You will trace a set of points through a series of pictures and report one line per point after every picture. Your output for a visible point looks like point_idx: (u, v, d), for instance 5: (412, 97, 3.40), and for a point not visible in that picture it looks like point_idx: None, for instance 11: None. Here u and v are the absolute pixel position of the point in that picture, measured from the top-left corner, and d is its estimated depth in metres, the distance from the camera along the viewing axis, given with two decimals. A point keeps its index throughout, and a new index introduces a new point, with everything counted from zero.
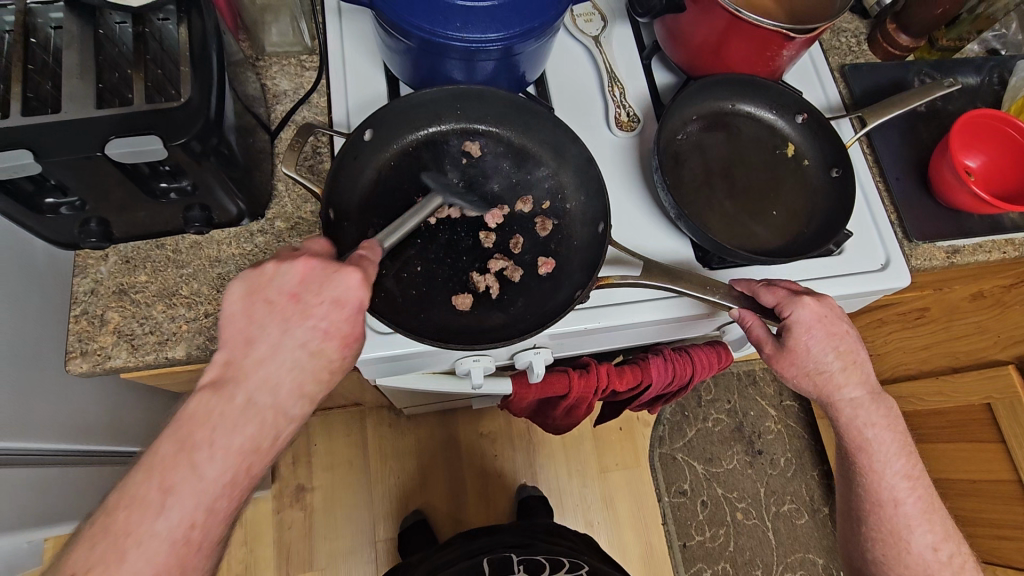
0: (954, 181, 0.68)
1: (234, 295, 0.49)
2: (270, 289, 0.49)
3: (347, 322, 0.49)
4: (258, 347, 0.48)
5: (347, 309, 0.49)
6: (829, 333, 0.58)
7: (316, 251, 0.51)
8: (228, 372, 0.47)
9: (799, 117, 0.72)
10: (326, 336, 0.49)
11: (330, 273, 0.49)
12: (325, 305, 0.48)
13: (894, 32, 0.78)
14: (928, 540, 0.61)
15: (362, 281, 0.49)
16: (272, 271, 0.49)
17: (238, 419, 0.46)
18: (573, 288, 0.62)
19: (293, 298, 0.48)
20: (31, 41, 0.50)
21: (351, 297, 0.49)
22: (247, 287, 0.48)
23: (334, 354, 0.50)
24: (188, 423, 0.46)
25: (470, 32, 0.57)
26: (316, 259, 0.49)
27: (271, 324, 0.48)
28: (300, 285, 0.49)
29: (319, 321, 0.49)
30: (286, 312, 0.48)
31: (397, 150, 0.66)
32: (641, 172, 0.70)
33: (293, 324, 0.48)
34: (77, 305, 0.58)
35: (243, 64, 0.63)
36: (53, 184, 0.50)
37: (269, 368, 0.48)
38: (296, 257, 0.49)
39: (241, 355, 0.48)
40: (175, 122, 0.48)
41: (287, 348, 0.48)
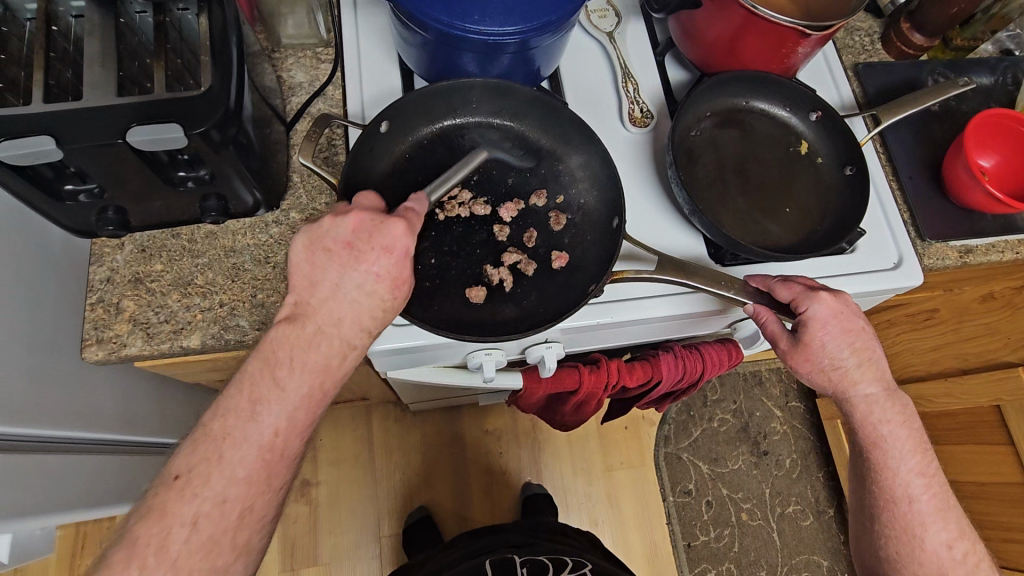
0: (968, 180, 0.68)
1: (296, 246, 0.52)
2: (327, 238, 0.52)
3: (398, 267, 0.52)
4: (320, 288, 0.52)
5: (396, 257, 0.52)
6: (844, 329, 0.58)
7: (367, 205, 0.54)
8: (298, 309, 0.52)
9: (813, 114, 0.72)
10: (379, 280, 0.52)
11: (380, 223, 0.52)
12: (376, 252, 0.51)
13: (907, 31, 0.78)
14: (942, 538, 0.61)
15: (407, 231, 0.52)
16: (328, 224, 0.52)
17: (310, 343, 0.51)
18: (586, 282, 0.62)
19: (348, 245, 0.52)
20: (53, 29, 0.50)
21: (399, 244, 0.52)
22: (307, 238, 0.51)
23: (387, 296, 0.52)
24: (268, 348, 0.51)
25: (487, 25, 0.57)
26: (366, 212, 0.52)
27: (330, 268, 0.52)
28: (353, 234, 0.52)
29: (371, 266, 0.51)
30: (342, 258, 0.52)
31: (411, 142, 0.66)
32: (654, 168, 0.70)
33: (348, 269, 0.51)
34: (93, 293, 0.59)
35: (260, 55, 0.63)
36: (73, 171, 0.50)
37: (331, 305, 0.52)
38: (348, 210, 0.52)
39: (308, 296, 0.52)
40: (195, 111, 0.48)
41: (347, 290, 0.52)
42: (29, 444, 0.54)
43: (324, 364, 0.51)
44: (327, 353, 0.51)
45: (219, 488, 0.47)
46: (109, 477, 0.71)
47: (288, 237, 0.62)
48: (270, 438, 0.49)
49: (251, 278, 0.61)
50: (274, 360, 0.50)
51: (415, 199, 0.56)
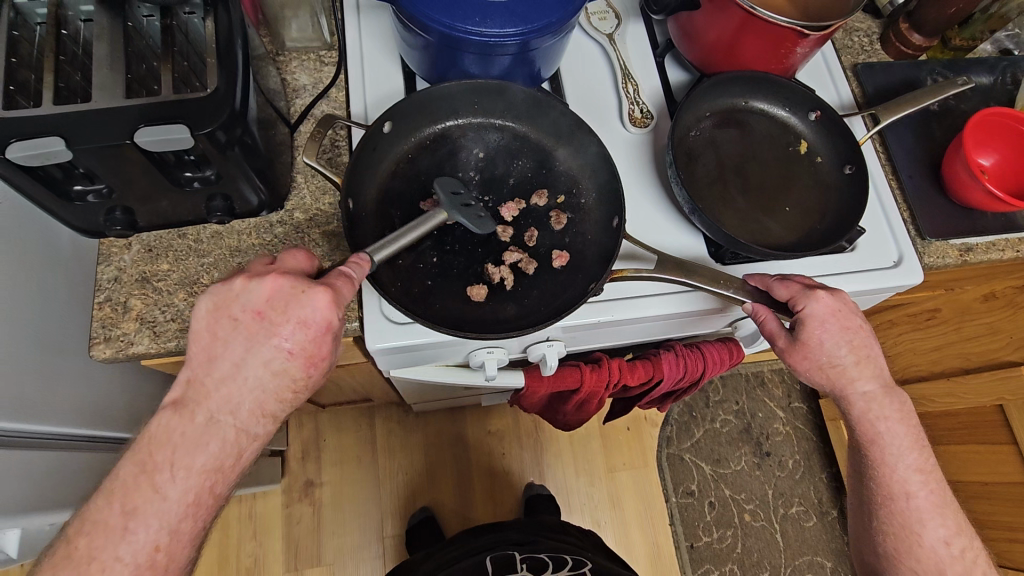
0: (968, 179, 0.68)
1: (201, 312, 0.49)
2: (236, 306, 0.49)
3: (314, 342, 0.49)
4: (220, 365, 0.48)
5: (314, 330, 0.49)
6: (842, 327, 0.58)
7: (291, 268, 0.51)
8: (191, 390, 0.49)
9: (812, 114, 0.72)
10: (291, 355, 0.49)
11: (300, 291, 0.48)
12: (291, 325, 0.48)
13: (906, 31, 0.79)
14: (940, 535, 0.61)
15: (330, 303, 0.48)
16: (240, 288, 0.49)
17: (199, 439, 0.47)
18: (587, 281, 0.63)
19: (258, 316, 0.48)
20: (63, 33, 0.51)
21: (317, 318, 0.48)
22: (212, 303, 0.48)
23: (299, 373, 0.50)
24: (150, 445, 0.47)
25: (488, 27, 0.58)
26: (285, 278, 0.49)
27: (236, 341, 0.49)
28: (266, 303, 0.49)
29: (284, 341, 0.48)
30: (251, 330, 0.49)
31: (414, 143, 0.67)
32: (654, 168, 0.71)
33: (257, 343, 0.48)
34: (100, 292, 0.60)
35: (264, 58, 0.64)
36: (81, 171, 0.51)
37: (230, 387, 0.48)
38: (266, 275, 0.49)
39: (203, 374, 0.49)
40: (201, 111, 0.49)
41: (250, 368, 0.48)
42: (40, 440, 0.56)
43: (218, 458, 0.48)
44: (219, 449, 0.48)
45: (135, 554, 0.45)
46: None
47: (293, 237, 0.63)
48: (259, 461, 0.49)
49: None
50: (156, 460, 0.47)
51: (353, 263, 0.51)
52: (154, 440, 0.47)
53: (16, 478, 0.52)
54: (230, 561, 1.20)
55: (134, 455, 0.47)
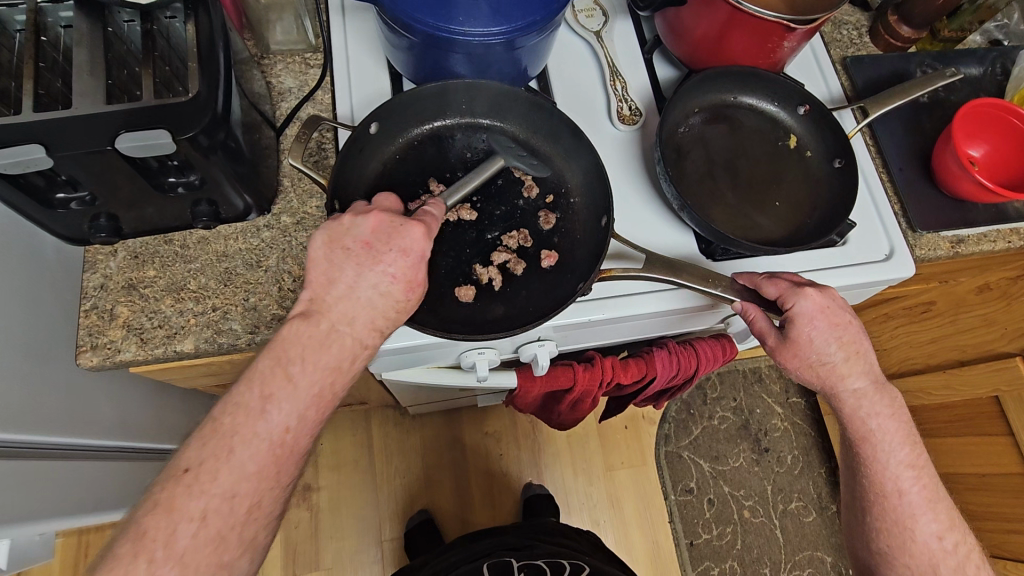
0: (957, 169, 0.68)
1: (315, 244, 0.52)
2: (347, 236, 0.52)
3: (413, 269, 0.53)
4: (336, 288, 0.51)
5: (413, 259, 0.52)
6: (831, 323, 0.57)
7: (386, 207, 0.56)
8: (314, 306, 0.51)
9: (801, 108, 0.72)
10: (395, 280, 0.52)
11: (399, 225, 0.53)
12: (395, 252, 0.52)
13: (894, 23, 0.78)
14: (933, 530, 0.61)
15: (425, 234, 0.53)
16: (349, 222, 0.53)
17: (326, 339, 0.50)
18: (577, 280, 0.62)
19: (367, 245, 0.52)
20: (42, 39, 0.51)
21: (416, 247, 0.53)
22: (326, 235, 0.52)
23: (400, 298, 0.53)
24: (282, 342, 0.49)
25: (472, 26, 0.58)
26: (386, 214, 0.53)
27: (347, 266, 0.52)
28: (372, 235, 0.53)
29: (388, 267, 0.52)
30: (360, 257, 0.52)
31: (402, 143, 0.67)
32: (643, 165, 0.71)
33: (366, 267, 0.52)
34: (87, 299, 0.59)
35: (249, 62, 0.64)
36: (64, 179, 0.50)
37: (347, 303, 0.51)
38: (368, 211, 0.54)
39: (324, 293, 0.51)
40: (184, 115, 0.48)
41: (362, 291, 0.51)
42: (26, 450, 0.55)
43: (342, 358, 0.51)
44: (342, 350, 0.51)
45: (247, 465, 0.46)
46: (110, 483, 0.71)
47: (279, 241, 0.63)
48: (248, 465, 0.46)
49: (244, 282, 0.61)
50: (291, 352, 0.49)
51: (432, 203, 0.57)
52: (286, 337, 0.50)
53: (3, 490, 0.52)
54: None
55: (270, 350, 0.49)
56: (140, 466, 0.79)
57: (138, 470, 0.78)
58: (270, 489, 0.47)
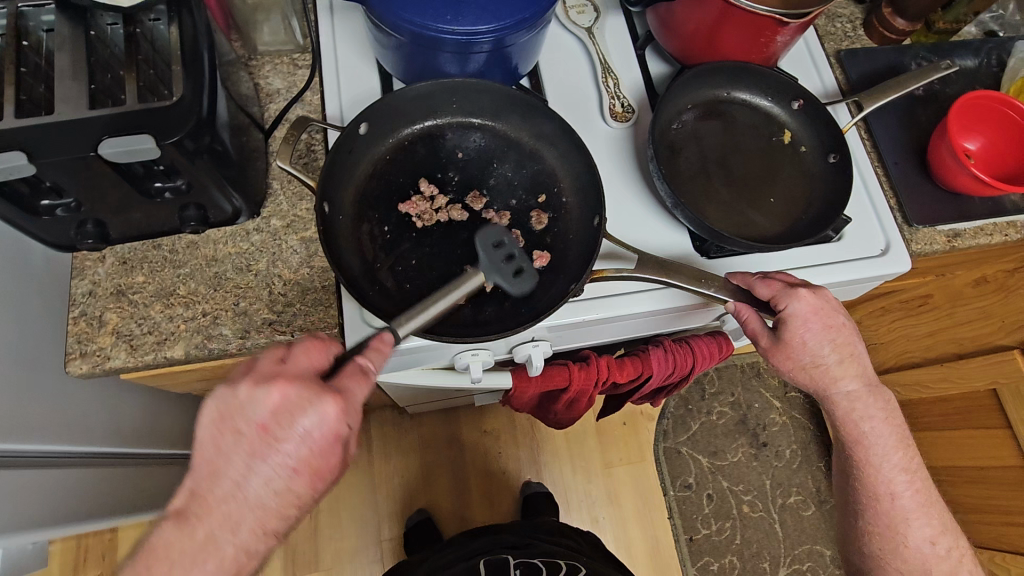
0: (953, 164, 0.68)
1: (205, 420, 0.46)
2: (241, 417, 0.46)
3: (322, 456, 0.47)
4: (221, 483, 0.46)
5: (320, 443, 0.46)
6: (825, 325, 0.57)
7: (298, 367, 0.48)
8: (193, 502, 0.46)
9: (795, 103, 0.71)
10: (295, 472, 0.46)
11: (305, 402, 0.45)
12: (296, 440, 0.45)
13: (889, 16, 0.78)
14: (926, 534, 0.61)
15: (338, 414, 0.46)
16: (245, 396, 0.46)
17: (198, 556, 0.45)
18: (569, 280, 0.62)
19: (263, 430, 0.45)
20: (24, 44, 0.50)
21: (325, 430, 0.46)
22: (217, 413, 0.46)
23: (303, 489, 0.47)
24: (150, 556, 0.45)
25: (460, 24, 0.57)
26: (293, 387, 0.46)
27: (237, 456, 0.46)
28: (271, 416, 0.46)
29: (287, 456, 0.46)
30: (254, 446, 0.46)
31: (392, 144, 0.66)
32: (636, 162, 0.70)
33: (260, 458, 0.46)
34: (75, 306, 0.59)
35: (236, 64, 0.63)
36: (49, 186, 0.50)
37: (232, 503, 0.45)
38: (272, 381, 0.46)
39: (205, 488, 0.46)
40: (167, 121, 0.48)
41: (252, 487, 0.46)
42: (17, 460, 0.55)
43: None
44: (216, 568, 0.45)
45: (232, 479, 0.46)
46: (103, 489, 0.71)
47: (269, 245, 0.62)
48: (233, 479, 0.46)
49: (234, 287, 0.61)
50: (155, 574, 0.44)
51: (372, 352, 0.48)
52: (155, 552, 0.45)
53: None
54: None
55: (136, 566, 0.45)
56: (136, 469, 0.78)
57: (133, 475, 0.78)
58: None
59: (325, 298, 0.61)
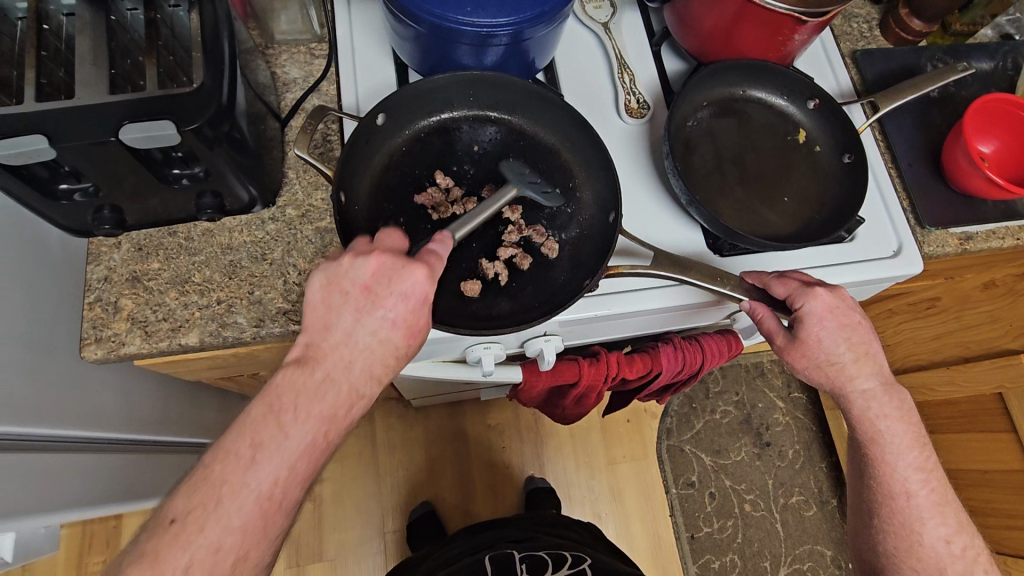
0: (968, 166, 0.68)
1: (313, 285, 0.50)
2: (345, 280, 0.50)
3: (414, 315, 0.51)
4: (332, 333, 0.50)
5: (414, 303, 0.50)
6: (840, 324, 0.57)
7: (389, 244, 0.52)
8: (309, 351, 0.50)
9: (811, 102, 0.71)
10: (393, 327, 0.50)
11: (400, 267, 0.50)
12: (393, 298, 0.50)
13: (906, 16, 0.77)
14: (941, 534, 0.61)
15: (428, 277, 0.50)
16: (348, 264, 0.50)
17: (319, 389, 0.48)
18: (583, 276, 0.62)
19: (366, 290, 0.50)
20: (44, 28, 0.50)
21: (417, 291, 0.50)
22: (324, 277, 0.50)
23: (400, 345, 0.51)
24: (274, 390, 0.48)
25: (479, 16, 0.57)
26: (388, 255, 0.50)
27: (345, 312, 0.50)
28: (372, 278, 0.50)
29: (387, 314, 0.50)
30: (358, 304, 0.50)
31: (409, 135, 0.66)
32: (651, 159, 0.70)
33: (362, 316, 0.50)
34: (90, 291, 0.59)
35: (253, 52, 0.63)
36: (67, 170, 0.50)
37: (342, 353, 0.50)
38: (369, 252, 0.51)
39: (319, 339, 0.50)
40: (187, 106, 0.48)
41: (359, 338, 0.50)
42: (33, 443, 0.55)
43: (334, 406, 0.49)
44: (335, 399, 0.49)
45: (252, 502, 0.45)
46: (112, 475, 0.71)
47: (285, 234, 0.62)
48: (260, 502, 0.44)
49: (249, 275, 0.61)
50: (280, 401, 0.48)
51: (438, 241, 0.54)
52: (278, 388, 0.48)
53: (6, 482, 0.52)
54: None
55: (263, 396, 0.48)
56: (146, 457, 0.79)
57: (144, 461, 0.79)
58: (259, 534, 0.46)
59: None
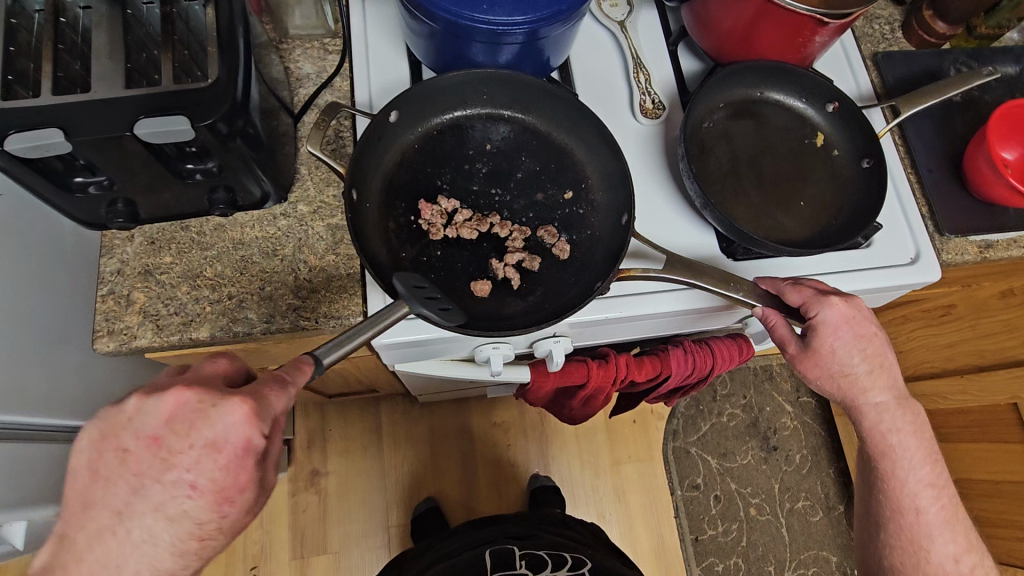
0: (990, 173, 0.66)
1: (86, 440, 0.44)
2: (128, 432, 0.44)
3: (227, 471, 0.43)
4: (101, 513, 0.43)
5: (224, 454, 0.43)
6: (856, 334, 0.56)
7: (201, 377, 0.47)
8: (66, 550, 0.43)
9: (830, 105, 0.70)
10: (194, 493, 0.43)
11: (207, 409, 0.43)
12: (195, 451, 0.43)
13: (930, 19, 0.75)
14: (950, 552, 0.60)
15: (246, 417, 0.43)
16: (134, 410, 0.44)
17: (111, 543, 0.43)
18: (594, 279, 0.61)
19: (154, 442, 0.43)
20: (61, 21, 0.51)
21: (230, 439, 0.43)
22: (99, 432, 0.44)
23: (204, 514, 0.44)
24: None
25: (496, 14, 0.57)
26: (192, 393, 0.44)
27: (124, 479, 0.43)
28: (165, 425, 0.43)
29: (184, 472, 0.43)
30: (143, 463, 0.43)
31: (421, 132, 0.66)
32: (666, 160, 0.69)
33: (149, 480, 0.43)
34: (103, 284, 0.59)
35: (267, 46, 0.63)
36: (82, 164, 0.50)
37: (111, 544, 0.43)
38: (167, 390, 0.44)
39: (76, 530, 0.43)
40: (202, 103, 0.48)
41: (138, 510, 0.43)
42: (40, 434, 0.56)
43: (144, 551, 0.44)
44: None
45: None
46: None
47: (296, 230, 0.62)
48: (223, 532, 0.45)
49: (260, 271, 0.61)
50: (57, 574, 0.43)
51: (292, 369, 0.46)
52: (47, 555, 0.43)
53: (15, 473, 0.52)
54: (236, 547, 1.21)
55: None
56: None
57: None
58: None
59: (349, 285, 0.61)
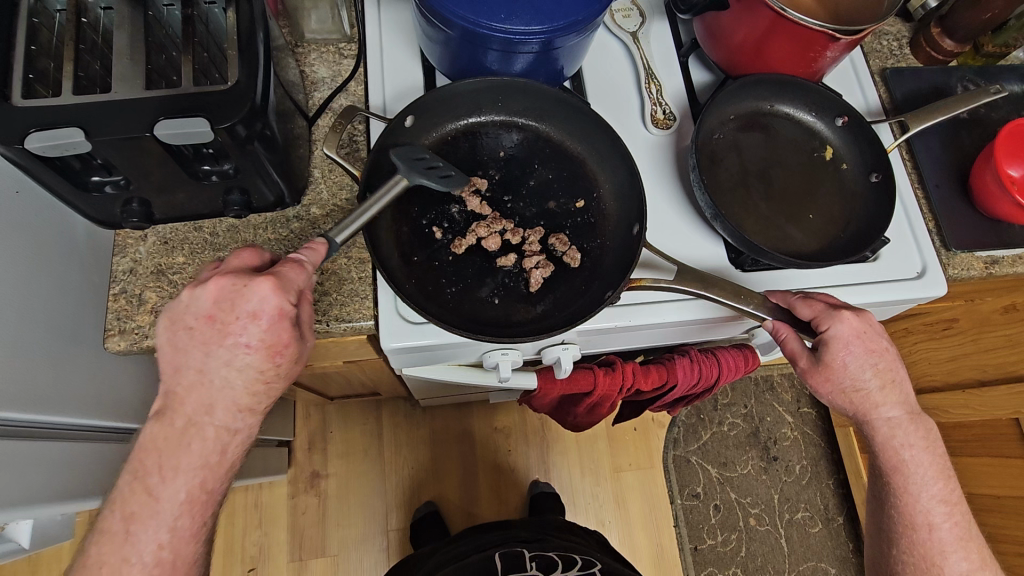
0: (996, 189, 0.67)
1: (161, 326, 0.50)
2: (187, 315, 0.49)
3: (273, 332, 0.49)
4: (178, 380, 0.49)
5: (266, 320, 0.48)
6: (867, 349, 0.57)
7: (237, 266, 0.51)
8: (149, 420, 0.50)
9: (839, 120, 0.71)
10: (252, 350, 0.49)
11: (243, 285, 0.48)
12: (242, 321, 0.48)
13: (938, 36, 0.76)
14: (963, 568, 0.61)
15: (275, 288, 0.48)
16: (189, 297, 0.49)
17: (166, 455, 0.49)
18: (603, 288, 0.61)
19: (209, 319, 0.48)
20: (83, 21, 0.51)
21: (267, 307, 0.48)
22: (166, 316, 0.49)
23: (264, 365, 0.49)
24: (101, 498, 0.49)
25: (513, 23, 0.57)
26: (227, 278, 0.48)
27: (194, 348, 0.49)
28: (215, 305, 0.48)
29: (241, 337, 0.48)
30: (206, 335, 0.49)
31: (436, 137, 0.66)
32: (676, 170, 0.70)
33: (212, 347, 0.49)
34: (116, 283, 0.60)
35: (284, 50, 0.63)
36: (100, 162, 0.50)
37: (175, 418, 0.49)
38: (208, 279, 0.49)
39: (175, 385, 0.50)
40: (222, 106, 0.48)
41: (214, 369, 0.49)
42: (47, 432, 0.55)
43: (189, 475, 0.50)
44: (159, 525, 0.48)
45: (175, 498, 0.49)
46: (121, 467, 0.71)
47: (309, 232, 0.63)
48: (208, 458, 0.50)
49: None
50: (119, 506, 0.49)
51: (307, 248, 0.51)
52: None
53: (24, 473, 0.52)
54: (235, 548, 1.21)
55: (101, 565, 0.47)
56: None
57: None
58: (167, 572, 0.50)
59: (360, 289, 0.62)
